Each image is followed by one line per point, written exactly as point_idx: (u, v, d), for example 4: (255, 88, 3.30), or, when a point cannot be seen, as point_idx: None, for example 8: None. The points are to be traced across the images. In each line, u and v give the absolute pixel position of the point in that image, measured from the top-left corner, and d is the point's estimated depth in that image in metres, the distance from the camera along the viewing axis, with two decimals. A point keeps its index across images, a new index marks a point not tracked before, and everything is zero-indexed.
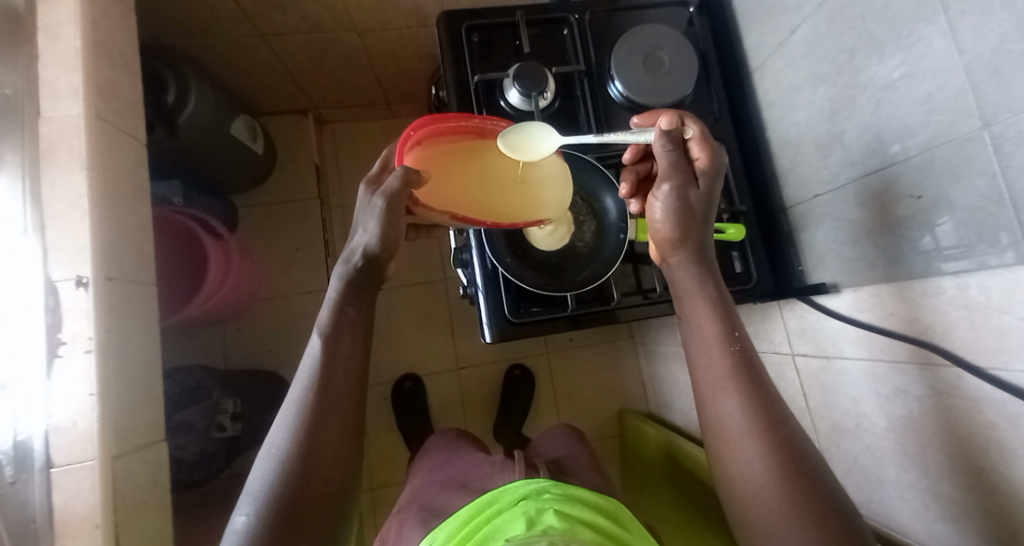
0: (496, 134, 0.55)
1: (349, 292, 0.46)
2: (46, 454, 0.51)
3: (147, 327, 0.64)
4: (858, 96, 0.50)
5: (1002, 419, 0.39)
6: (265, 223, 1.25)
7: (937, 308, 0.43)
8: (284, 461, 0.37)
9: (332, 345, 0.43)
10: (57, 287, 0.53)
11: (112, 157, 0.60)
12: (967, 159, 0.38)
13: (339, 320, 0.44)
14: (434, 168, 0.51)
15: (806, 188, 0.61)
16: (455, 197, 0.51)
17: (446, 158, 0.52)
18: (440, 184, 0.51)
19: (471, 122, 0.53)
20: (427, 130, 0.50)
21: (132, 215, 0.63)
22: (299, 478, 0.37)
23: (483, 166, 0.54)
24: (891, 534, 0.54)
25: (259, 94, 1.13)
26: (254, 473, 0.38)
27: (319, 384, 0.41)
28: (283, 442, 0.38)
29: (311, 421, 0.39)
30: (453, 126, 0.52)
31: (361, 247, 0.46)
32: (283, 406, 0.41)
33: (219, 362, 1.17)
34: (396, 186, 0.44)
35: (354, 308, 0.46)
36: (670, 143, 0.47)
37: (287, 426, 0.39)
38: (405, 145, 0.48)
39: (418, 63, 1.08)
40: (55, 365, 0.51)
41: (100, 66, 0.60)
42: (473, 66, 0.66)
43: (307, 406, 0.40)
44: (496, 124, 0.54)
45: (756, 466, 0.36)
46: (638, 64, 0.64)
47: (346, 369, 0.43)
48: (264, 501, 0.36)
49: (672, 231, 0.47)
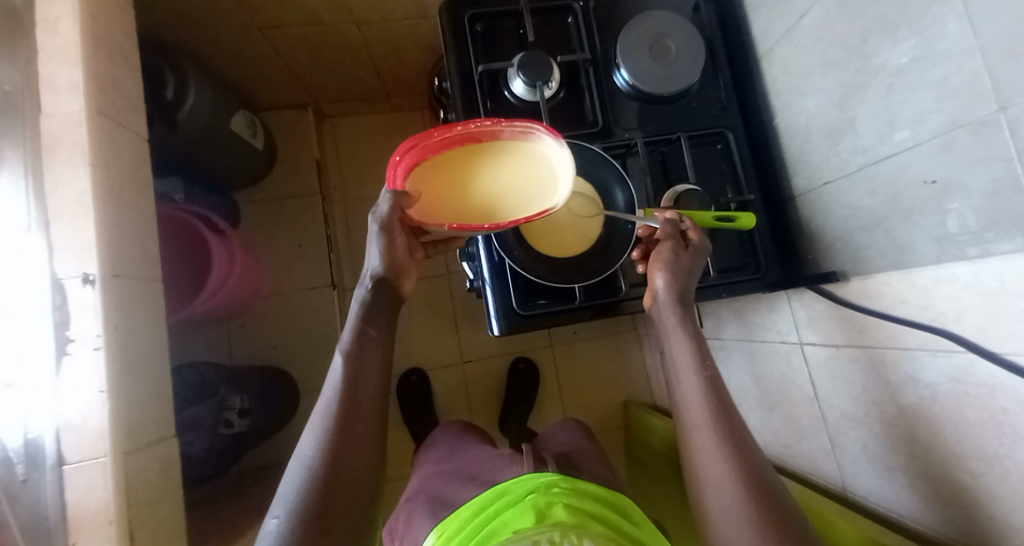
0: (485, 133, 0.50)
1: (367, 313, 0.49)
2: (58, 452, 0.51)
3: (154, 323, 0.63)
4: (868, 82, 0.50)
5: (1014, 403, 0.38)
6: (267, 219, 1.25)
7: (951, 294, 0.43)
8: (315, 466, 0.40)
9: (358, 359, 0.46)
10: (63, 285, 0.52)
11: (115, 153, 0.59)
12: (981, 146, 0.38)
13: (362, 340, 0.47)
14: (429, 184, 0.49)
15: (815, 175, 0.61)
16: (452, 210, 0.47)
17: (438, 172, 0.49)
18: (434, 199, 0.48)
19: (454, 132, 0.49)
20: (414, 151, 0.49)
21: (137, 211, 0.63)
22: (327, 483, 0.39)
23: (476, 173, 0.49)
24: (904, 524, 0.54)
25: (259, 88, 1.12)
26: (287, 479, 0.40)
27: (346, 395, 0.44)
28: (313, 449, 0.41)
29: (339, 429, 0.42)
30: (438, 141, 0.49)
31: (371, 272, 0.50)
32: (313, 416, 0.43)
33: (225, 358, 1.18)
34: (385, 210, 0.45)
35: (375, 329, 0.48)
36: (675, 220, 0.55)
37: (317, 435, 0.41)
38: (394, 171, 0.48)
39: (418, 54, 1.07)
40: (64, 362, 0.51)
41: (101, 60, 0.59)
42: (477, 56, 0.65)
43: (334, 416, 0.42)
44: (481, 124, 0.49)
45: (726, 482, 0.41)
46: (644, 53, 0.64)
47: (370, 380, 0.46)
48: (297, 504, 0.38)
49: (665, 283, 0.53)
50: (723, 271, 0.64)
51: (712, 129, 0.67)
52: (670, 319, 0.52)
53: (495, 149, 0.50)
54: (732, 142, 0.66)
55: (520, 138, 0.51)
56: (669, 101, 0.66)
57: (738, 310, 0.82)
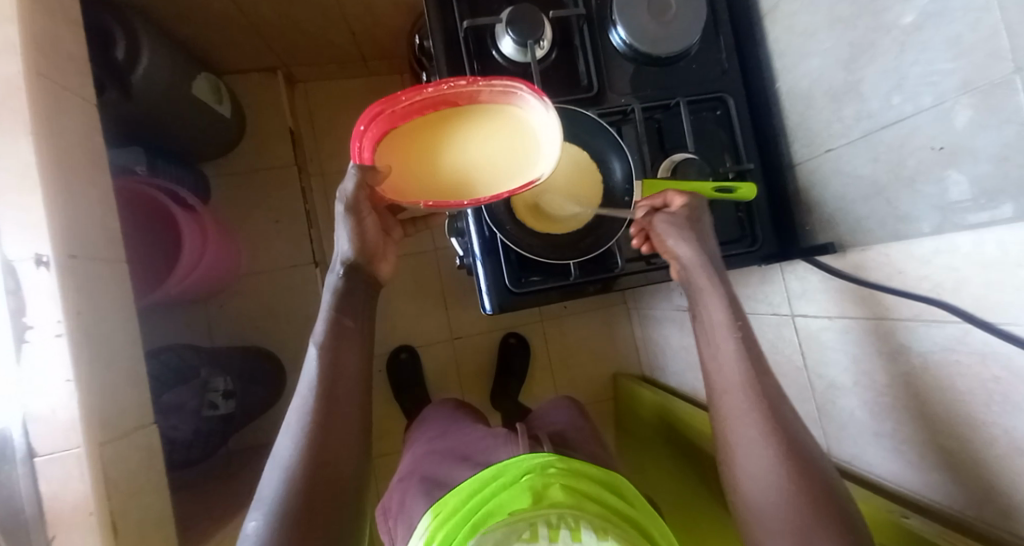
0: (459, 95, 0.45)
1: (343, 301, 0.46)
2: (28, 444, 0.48)
3: (120, 307, 0.59)
4: (880, 41, 0.47)
5: (1004, 371, 0.38)
6: (241, 194, 1.18)
7: (949, 266, 0.42)
8: (293, 466, 0.38)
9: (335, 349, 0.44)
10: (15, 267, 0.48)
11: (59, 120, 0.53)
12: (996, 110, 0.36)
13: (339, 331, 0.45)
14: (401, 156, 0.45)
15: (816, 142, 0.59)
16: (428, 185, 0.44)
17: (410, 142, 0.45)
18: (407, 174, 0.44)
19: (425, 95, 0.44)
20: (381, 119, 0.45)
21: (91, 184, 0.57)
22: (307, 482, 0.38)
23: (451, 142, 0.45)
24: (898, 492, 0.55)
25: (222, 48, 1.02)
26: (266, 481, 0.39)
27: (323, 391, 0.42)
28: (291, 449, 0.39)
29: (317, 427, 0.40)
30: (408, 106, 0.45)
31: (341, 258, 0.46)
32: (290, 413, 0.42)
33: (205, 339, 1.14)
34: (351, 189, 0.42)
35: (352, 318, 0.46)
36: (652, 203, 0.52)
37: (295, 435, 0.40)
38: (360, 144, 0.44)
39: (396, 11, 0.99)
40: (25, 351, 0.48)
41: (38, 12, 0.52)
42: (461, 12, 0.59)
43: (313, 414, 0.40)
44: (456, 84, 0.44)
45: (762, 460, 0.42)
46: (642, 10, 0.60)
47: (350, 370, 0.44)
48: (274, 507, 0.36)
49: (690, 247, 0.50)
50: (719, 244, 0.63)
51: (711, 94, 0.64)
52: (697, 276, 0.50)
53: (474, 114, 0.46)
54: (731, 108, 0.64)
55: (501, 99, 0.46)
56: (667, 63, 0.62)
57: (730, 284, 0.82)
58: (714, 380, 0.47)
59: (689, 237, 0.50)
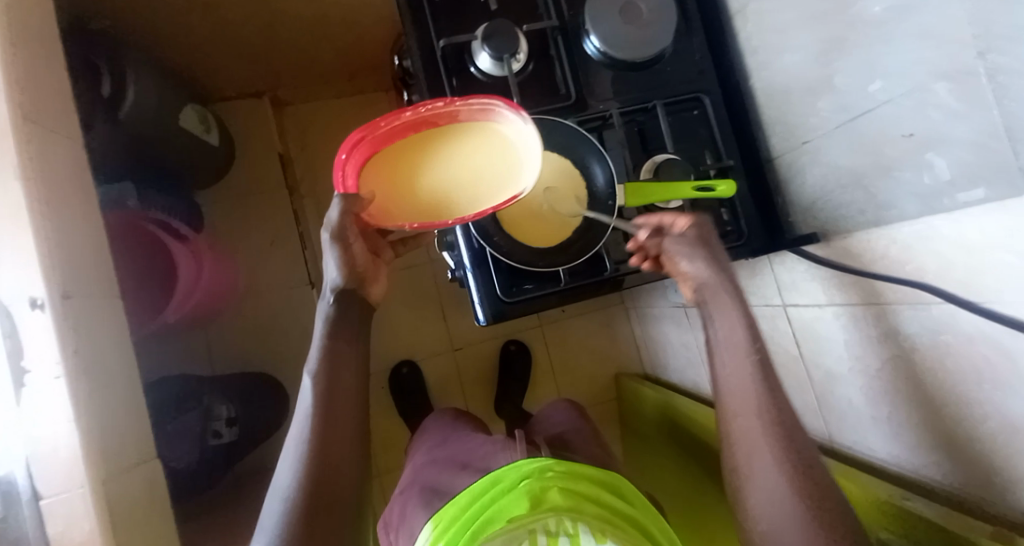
0: (438, 116, 0.46)
1: (335, 327, 0.47)
2: (32, 486, 0.48)
3: (116, 341, 0.60)
4: (848, 34, 0.48)
5: (991, 349, 0.39)
6: (233, 219, 1.19)
7: (931, 250, 0.42)
8: (292, 496, 0.38)
9: (330, 375, 0.44)
10: (11, 311, 0.48)
11: (47, 161, 0.53)
12: (965, 95, 0.36)
13: (333, 356, 0.45)
14: (385, 179, 0.45)
15: (793, 136, 0.60)
16: (414, 206, 0.44)
17: (393, 165, 0.46)
18: (392, 197, 0.45)
19: (404, 118, 0.45)
20: (362, 145, 0.45)
21: (81, 221, 0.58)
22: (308, 510, 0.38)
23: (434, 162, 0.46)
24: (901, 475, 0.55)
25: (207, 77, 1.03)
26: (266, 513, 0.39)
27: (318, 418, 0.42)
28: (290, 480, 0.40)
29: (315, 454, 0.40)
30: (388, 130, 0.46)
31: (331, 286, 0.47)
32: (287, 445, 0.42)
33: (206, 366, 1.14)
34: (335, 217, 0.42)
35: (346, 343, 0.47)
36: (655, 224, 0.53)
37: (294, 465, 0.40)
38: (343, 172, 0.45)
39: (377, 28, 1.00)
40: (25, 393, 0.48)
41: (21, 56, 0.52)
42: (438, 29, 0.60)
43: (309, 441, 0.41)
44: (433, 106, 0.45)
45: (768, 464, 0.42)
46: (615, 17, 0.61)
47: (345, 395, 0.45)
48: (275, 539, 0.36)
49: (703, 262, 0.51)
50: None
51: (688, 94, 0.65)
52: (718, 298, 0.51)
53: (454, 132, 0.47)
54: (709, 106, 0.65)
55: (480, 116, 0.47)
56: (643, 67, 0.64)
57: None
58: (724, 394, 0.48)
59: (702, 255, 0.51)
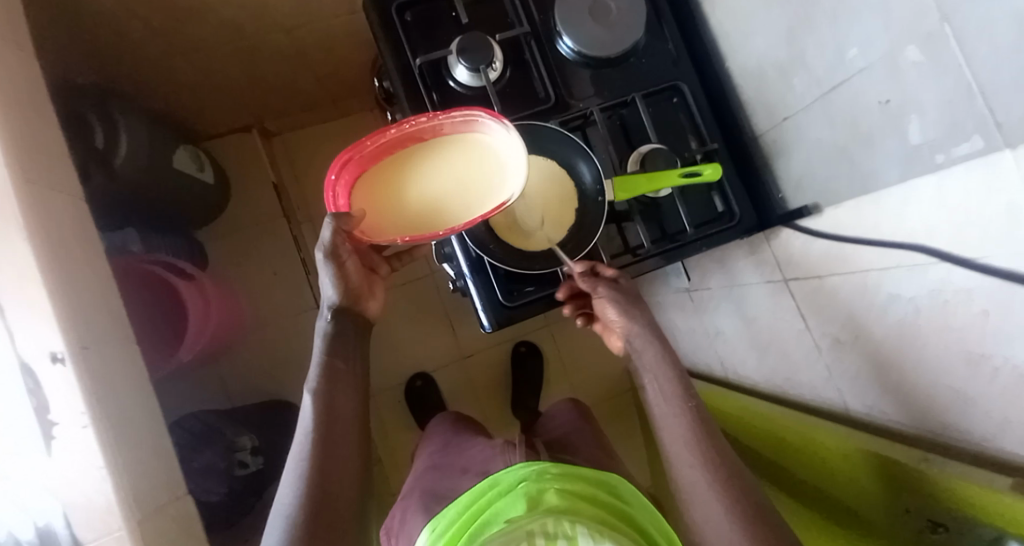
0: (424, 130, 0.47)
1: (333, 346, 0.48)
2: (73, 534, 0.50)
3: (135, 386, 0.61)
4: (816, 9, 0.49)
5: (989, 304, 0.38)
6: (234, 253, 1.21)
7: (920, 213, 0.43)
8: (293, 515, 0.39)
9: (330, 395, 0.46)
10: (33, 366, 0.50)
11: (51, 220, 0.55)
12: (934, 58, 0.37)
13: (332, 375, 0.47)
14: (375, 196, 0.47)
15: (775, 114, 0.61)
16: (403, 221, 0.45)
17: (382, 182, 0.47)
18: (382, 213, 0.46)
19: (390, 135, 0.46)
20: (351, 164, 0.47)
21: (90, 274, 0.59)
22: (310, 528, 0.39)
23: (421, 176, 0.47)
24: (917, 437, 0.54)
25: (195, 116, 1.05)
26: (268, 535, 0.40)
27: (319, 437, 0.43)
28: (291, 499, 0.41)
29: (316, 473, 0.42)
30: (375, 148, 0.47)
31: (327, 303, 0.49)
32: (288, 465, 0.43)
33: (222, 399, 1.16)
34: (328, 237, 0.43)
35: (343, 360, 0.48)
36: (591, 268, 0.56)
37: (293, 486, 0.41)
38: (333, 192, 0.46)
39: (356, 51, 1.01)
40: (53, 445, 0.50)
41: (16, 121, 0.54)
42: (413, 48, 0.61)
43: (309, 461, 0.42)
44: (417, 122, 0.46)
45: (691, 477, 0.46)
46: (585, 17, 0.62)
47: (345, 414, 0.46)
48: None
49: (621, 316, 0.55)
50: (699, 225, 0.65)
51: (666, 84, 0.66)
52: (640, 347, 0.55)
53: (440, 146, 0.48)
54: (687, 94, 0.65)
55: (465, 127, 0.48)
56: (618, 62, 0.64)
57: (721, 258, 0.84)
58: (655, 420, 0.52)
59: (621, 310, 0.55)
